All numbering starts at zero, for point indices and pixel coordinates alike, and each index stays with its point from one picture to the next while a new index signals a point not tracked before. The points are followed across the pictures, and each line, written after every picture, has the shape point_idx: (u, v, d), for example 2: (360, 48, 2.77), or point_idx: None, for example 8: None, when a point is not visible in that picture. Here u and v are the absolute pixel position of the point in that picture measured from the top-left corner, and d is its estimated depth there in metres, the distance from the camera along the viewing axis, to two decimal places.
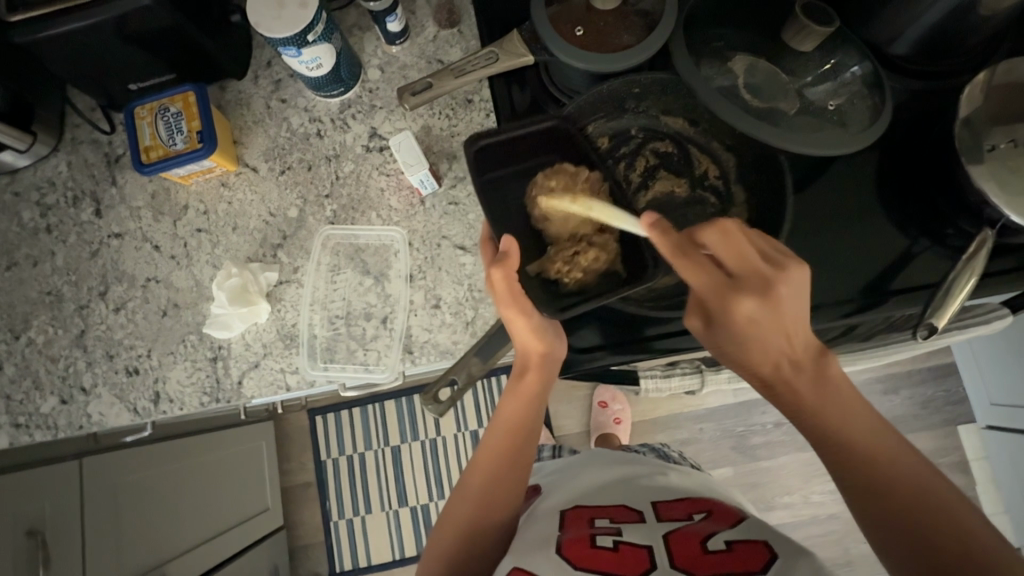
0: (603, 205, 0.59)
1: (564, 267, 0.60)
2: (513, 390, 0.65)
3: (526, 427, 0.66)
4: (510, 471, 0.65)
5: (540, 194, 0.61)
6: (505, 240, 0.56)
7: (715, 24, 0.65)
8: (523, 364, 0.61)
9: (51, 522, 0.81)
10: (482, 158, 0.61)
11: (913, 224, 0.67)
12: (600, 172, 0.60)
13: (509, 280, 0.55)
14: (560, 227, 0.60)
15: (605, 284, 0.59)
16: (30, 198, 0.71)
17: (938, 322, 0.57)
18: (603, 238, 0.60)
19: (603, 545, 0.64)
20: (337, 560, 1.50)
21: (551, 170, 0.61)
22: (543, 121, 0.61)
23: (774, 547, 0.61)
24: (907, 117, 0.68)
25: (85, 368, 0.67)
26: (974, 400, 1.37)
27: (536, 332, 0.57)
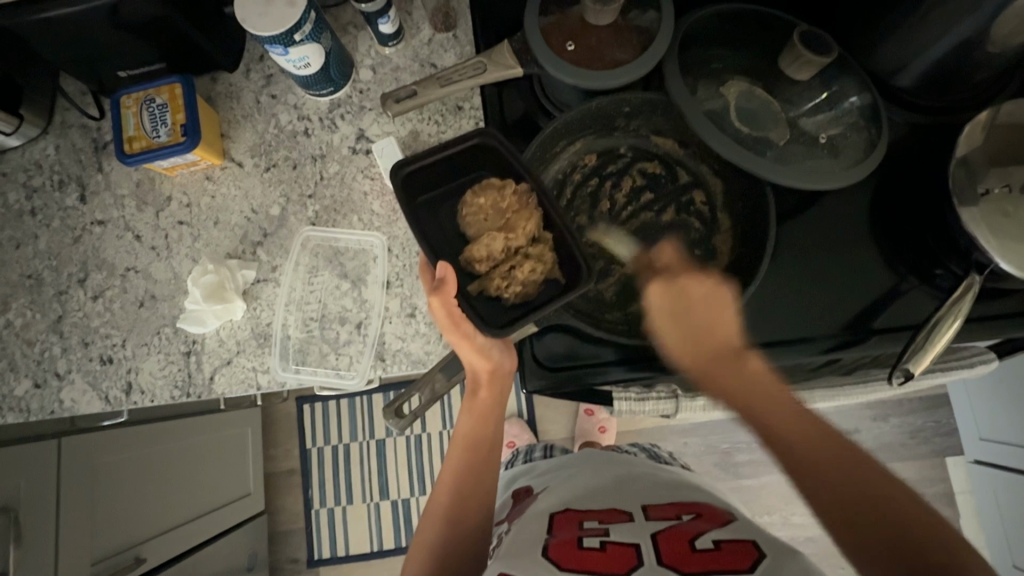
0: (532, 215, 0.58)
1: (501, 283, 0.59)
2: (468, 407, 0.67)
3: (485, 440, 0.69)
4: (475, 483, 0.68)
5: (470, 214, 0.60)
6: (439, 268, 0.56)
7: (712, 46, 0.64)
8: (474, 384, 0.63)
9: (26, 499, 0.82)
10: (410, 182, 0.60)
11: (902, 261, 0.66)
12: (527, 183, 0.59)
13: (447, 305, 0.56)
14: (489, 245, 0.59)
15: (545, 293, 0.59)
16: (17, 179, 0.71)
17: (913, 368, 0.56)
18: (538, 248, 0.59)
19: (590, 546, 0.63)
20: (316, 548, 1.52)
21: (478, 187, 0.60)
22: (463, 140, 0.58)
23: (763, 546, 0.60)
24: (906, 152, 0.67)
25: (60, 354, 0.67)
26: (963, 433, 1.36)
27: (481, 354, 0.58)
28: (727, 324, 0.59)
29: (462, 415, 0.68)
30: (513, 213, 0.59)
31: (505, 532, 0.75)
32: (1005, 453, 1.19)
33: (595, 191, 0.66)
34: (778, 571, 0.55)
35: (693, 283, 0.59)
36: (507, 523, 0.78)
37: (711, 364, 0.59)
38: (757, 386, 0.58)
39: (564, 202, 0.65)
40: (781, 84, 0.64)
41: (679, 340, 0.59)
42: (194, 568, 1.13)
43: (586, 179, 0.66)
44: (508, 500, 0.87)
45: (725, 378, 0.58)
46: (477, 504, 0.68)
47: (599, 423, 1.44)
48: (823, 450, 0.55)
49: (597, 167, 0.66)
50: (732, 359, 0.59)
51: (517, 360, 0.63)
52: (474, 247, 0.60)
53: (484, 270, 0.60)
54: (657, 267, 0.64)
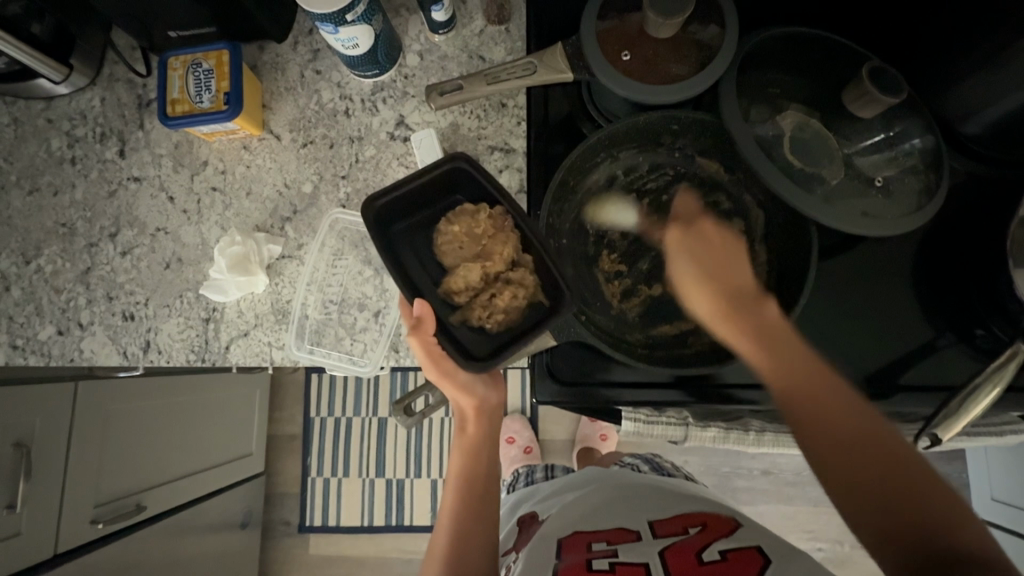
0: (509, 239, 0.56)
1: (483, 313, 0.58)
2: (458, 444, 0.67)
3: (481, 476, 0.68)
4: (473, 521, 0.67)
5: (445, 242, 0.58)
6: (417, 306, 0.55)
7: (771, 70, 0.61)
8: (461, 418, 0.64)
9: (40, 437, 0.85)
10: (383, 213, 0.56)
11: (942, 317, 0.63)
12: (501, 207, 0.57)
13: (426, 344, 0.56)
14: (466, 275, 0.58)
15: (529, 318, 0.57)
16: (61, 127, 0.72)
17: (941, 435, 0.55)
18: (518, 272, 0.57)
19: (599, 568, 0.63)
20: (308, 516, 1.55)
21: (452, 214, 0.58)
22: (434, 167, 0.55)
23: (767, 552, 0.61)
24: (963, 203, 0.64)
25: (85, 304, 0.69)
26: (973, 490, 1.32)
27: (464, 390, 0.60)
28: (734, 270, 0.58)
29: (453, 454, 0.68)
30: (489, 239, 0.57)
31: (512, 563, 0.74)
32: (1013, 517, 1.16)
33: (631, 206, 0.64)
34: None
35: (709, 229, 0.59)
36: (512, 553, 0.78)
37: (738, 313, 0.56)
38: (789, 371, 0.54)
39: (596, 217, 0.63)
40: (842, 118, 0.61)
41: (708, 298, 0.57)
42: (191, 520, 1.16)
43: (625, 193, 0.64)
44: (513, 528, 0.86)
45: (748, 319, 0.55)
46: (478, 540, 0.67)
47: (601, 430, 1.42)
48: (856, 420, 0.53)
49: (636, 183, 0.63)
50: (745, 299, 0.56)
51: (502, 392, 0.65)
52: (451, 279, 0.58)
53: (465, 300, 0.59)
54: (685, 293, 0.63)
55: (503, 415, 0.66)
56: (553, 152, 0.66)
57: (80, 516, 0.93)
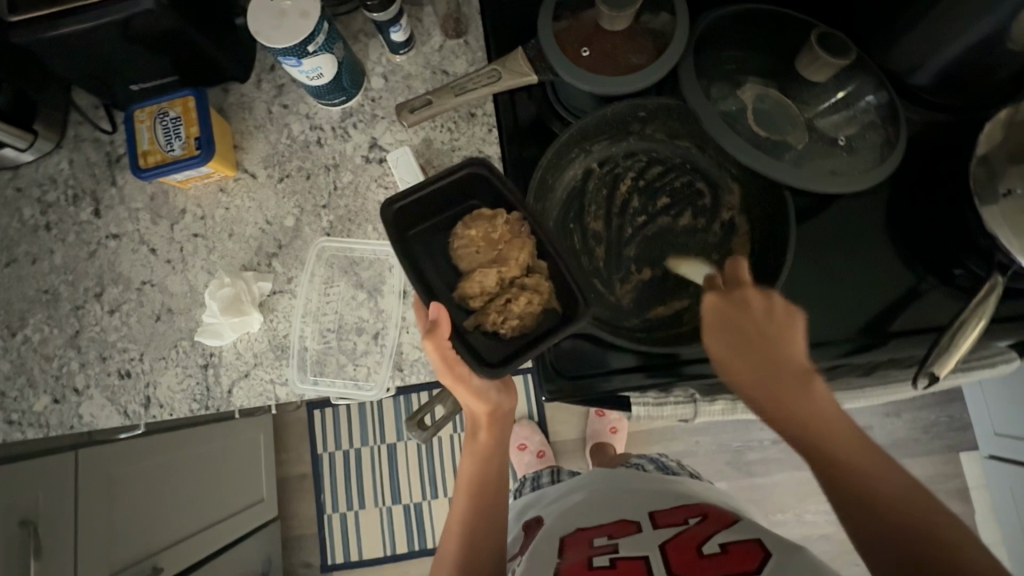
0: (526, 244, 0.58)
1: (497, 318, 0.58)
2: (469, 449, 0.68)
3: (491, 478, 0.68)
4: (484, 523, 0.67)
5: (462, 246, 0.60)
6: (433, 309, 0.55)
7: (725, 48, 0.64)
8: (474, 422, 0.66)
9: (45, 511, 0.82)
10: (400, 218, 0.58)
11: (920, 262, 0.66)
12: (518, 212, 0.58)
13: (442, 348, 0.56)
14: (482, 280, 0.59)
15: (543, 325, 0.58)
16: (31, 194, 0.71)
17: (939, 371, 0.56)
18: (534, 278, 0.58)
19: (600, 565, 0.64)
20: (330, 554, 1.52)
21: (470, 218, 0.60)
22: (455, 169, 0.57)
23: (767, 542, 0.62)
24: (923, 150, 0.67)
25: (78, 369, 0.67)
26: (976, 428, 1.35)
27: (477, 396, 0.61)
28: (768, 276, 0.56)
29: (464, 458, 0.69)
30: (505, 244, 0.58)
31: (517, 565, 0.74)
32: (1019, 448, 1.19)
33: (609, 196, 0.65)
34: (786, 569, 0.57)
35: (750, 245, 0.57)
36: (517, 558, 0.78)
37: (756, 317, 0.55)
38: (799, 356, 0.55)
39: (578, 211, 0.65)
40: (799, 85, 0.63)
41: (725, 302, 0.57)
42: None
43: (601, 184, 0.65)
44: (518, 533, 0.86)
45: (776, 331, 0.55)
46: (488, 544, 0.66)
47: (610, 423, 1.43)
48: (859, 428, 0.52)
49: (612, 174, 0.66)
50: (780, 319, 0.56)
51: (514, 397, 0.66)
52: (467, 284, 0.59)
53: (479, 305, 0.59)
54: (672, 273, 0.64)
55: (513, 420, 0.68)
56: (528, 154, 0.68)
57: None
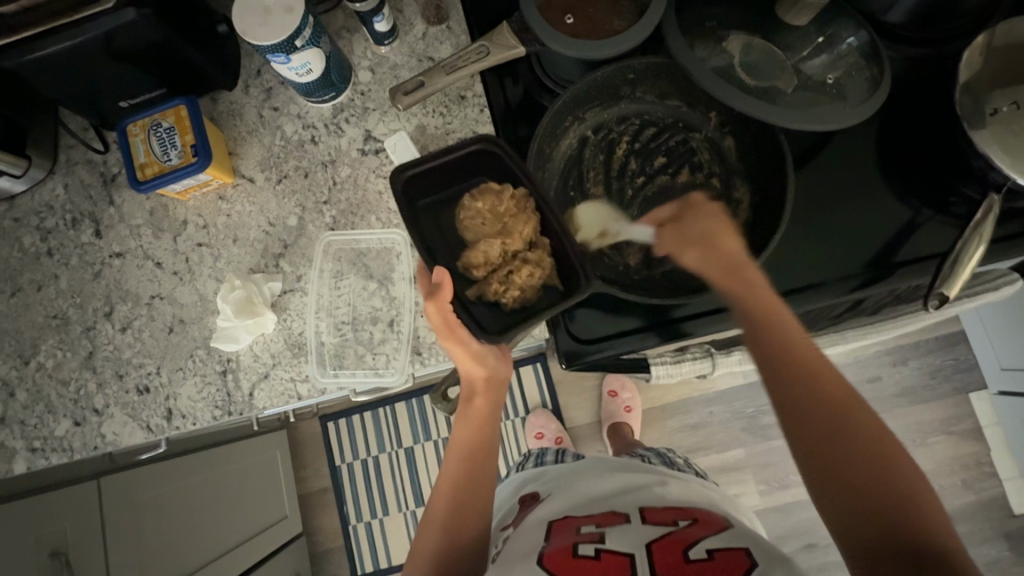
0: (530, 220, 0.59)
1: (500, 288, 0.60)
2: (463, 417, 0.67)
3: (484, 447, 0.68)
4: (471, 493, 0.68)
5: (467, 217, 0.61)
6: (437, 273, 0.56)
7: (705, 4, 0.65)
8: (471, 391, 0.64)
9: (76, 542, 0.81)
10: (411, 186, 0.60)
11: (917, 194, 0.67)
12: (524, 189, 0.59)
13: (444, 312, 0.56)
14: (486, 250, 0.60)
15: (544, 298, 0.60)
16: (30, 223, 0.71)
17: (948, 292, 0.57)
18: (536, 253, 0.60)
19: (585, 554, 0.63)
20: (358, 563, 1.51)
21: (477, 191, 0.61)
22: (465, 146, 0.58)
23: (756, 555, 0.60)
24: (907, 86, 0.68)
25: (96, 389, 0.67)
26: (983, 366, 1.37)
27: (476, 360, 0.59)
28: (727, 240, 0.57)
29: (457, 425, 0.68)
30: (510, 217, 0.59)
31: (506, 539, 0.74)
32: None
33: (606, 161, 0.66)
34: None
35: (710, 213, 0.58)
36: (509, 529, 0.78)
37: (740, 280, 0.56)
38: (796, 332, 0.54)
39: (578, 178, 0.66)
40: (780, 33, 0.64)
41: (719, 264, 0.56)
42: None
43: (598, 151, 0.66)
44: (514, 505, 0.87)
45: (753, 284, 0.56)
46: (475, 515, 0.68)
47: (623, 403, 1.44)
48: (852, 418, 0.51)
49: (607, 139, 0.66)
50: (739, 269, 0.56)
51: (510, 366, 0.63)
52: (472, 253, 0.61)
53: (482, 275, 0.61)
54: None
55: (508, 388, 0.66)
56: (522, 131, 0.69)
57: None
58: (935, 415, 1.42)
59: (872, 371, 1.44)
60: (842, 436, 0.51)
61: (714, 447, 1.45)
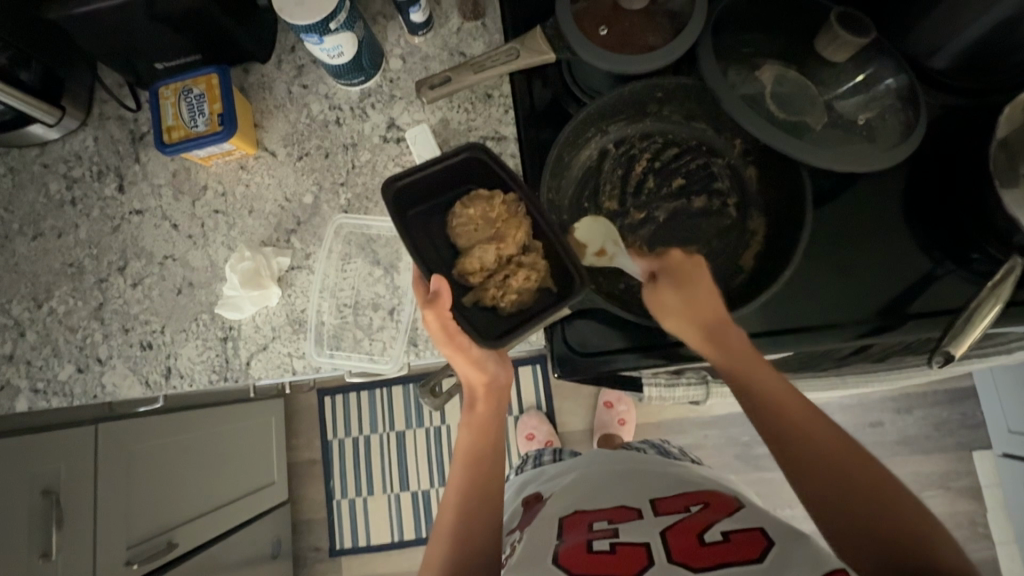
0: (522, 225, 0.58)
1: (496, 293, 0.60)
2: (466, 424, 0.69)
3: (487, 453, 0.69)
4: (479, 499, 0.67)
5: (459, 224, 0.60)
6: (433, 281, 0.57)
7: (744, 30, 0.64)
8: (471, 396, 0.66)
9: (66, 482, 0.84)
10: (400, 195, 0.59)
11: (939, 247, 0.65)
12: (514, 194, 0.59)
13: (441, 317, 0.58)
14: (481, 257, 0.60)
15: (541, 301, 0.59)
16: (58, 170, 0.73)
17: (954, 351, 0.56)
18: (531, 256, 0.59)
19: (600, 549, 0.64)
20: (337, 538, 1.54)
21: (467, 198, 0.60)
22: (455, 152, 0.58)
23: (771, 533, 0.61)
24: (941, 136, 0.66)
25: (101, 339, 0.69)
26: (990, 426, 1.34)
27: (477, 364, 0.63)
28: (710, 296, 0.57)
29: (461, 432, 0.69)
30: (502, 223, 0.59)
31: (517, 541, 0.75)
32: None
33: (624, 176, 0.66)
34: (790, 558, 0.57)
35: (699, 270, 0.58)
36: (518, 531, 0.79)
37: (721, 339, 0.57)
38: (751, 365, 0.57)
39: (594, 190, 0.66)
40: (817, 66, 0.63)
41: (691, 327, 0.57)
42: (225, 553, 1.15)
43: (617, 165, 0.66)
44: (517, 508, 0.87)
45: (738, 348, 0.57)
46: (482, 522, 0.66)
47: (618, 415, 1.43)
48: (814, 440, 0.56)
49: (628, 155, 0.66)
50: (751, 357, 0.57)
51: (511, 370, 0.67)
52: (466, 260, 0.61)
53: (479, 281, 0.61)
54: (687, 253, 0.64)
55: (509, 395, 0.68)
56: (544, 136, 0.68)
57: (115, 558, 0.91)
58: (934, 468, 1.39)
59: (874, 416, 1.41)
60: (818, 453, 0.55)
61: None
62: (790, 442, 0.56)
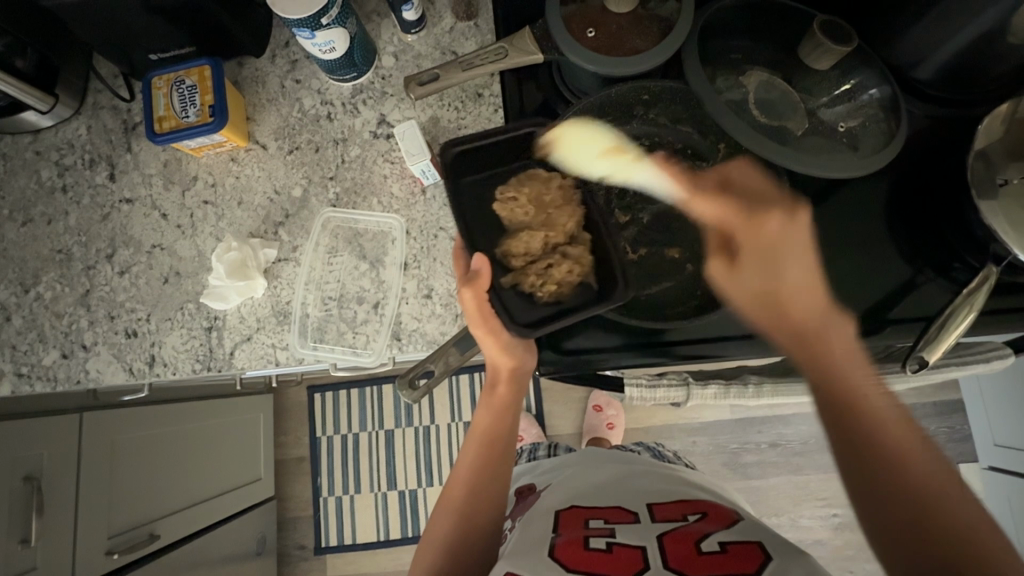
0: (574, 212, 0.62)
1: (536, 280, 0.62)
2: (487, 401, 0.69)
3: (504, 433, 0.70)
4: (490, 476, 0.69)
5: (511, 202, 0.63)
6: (477, 260, 0.59)
7: (731, 36, 0.65)
8: (495, 376, 0.67)
9: (48, 469, 0.84)
10: (460, 161, 0.64)
11: (920, 256, 0.66)
12: (573, 179, 0.64)
13: (479, 299, 0.58)
14: (528, 241, 0.62)
15: (579, 294, 0.61)
16: (50, 157, 0.74)
17: (929, 357, 0.57)
18: (576, 249, 0.62)
19: (596, 547, 0.64)
20: (323, 536, 1.53)
21: (524, 177, 0.64)
22: (519, 129, 0.62)
23: (769, 547, 0.59)
24: (924, 147, 0.67)
25: (86, 326, 0.69)
26: (977, 439, 1.34)
27: (505, 349, 0.61)
28: (793, 243, 0.53)
29: (480, 410, 0.70)
30: (555, 208, 0.63)
31: (510, 529, 0.76)
32: (1018, 460, 1.18)
33: (610, 177, 0.67)
34: (786, 573, 0.55)
35: (774, 220, 0.53)
36: (511, 520, 0.79)
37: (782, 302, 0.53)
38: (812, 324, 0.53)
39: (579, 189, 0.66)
40: (802, 73, 0.64)
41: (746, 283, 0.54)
42: (208, 547, 1.15)
43: None
44: (511, 499, 0.88)
45: (799, 305, 0.53)
46: (490, 497, 0.68)
47: (606, 419, 1.43)
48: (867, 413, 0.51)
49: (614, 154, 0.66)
50: (815, 326, 0.53)
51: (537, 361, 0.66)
52: (512, 242, 0.63)
53: (520, 266, 0.63)
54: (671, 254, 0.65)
55: (531, 381, 0.68)
56: None
57: (95, 548, 0.91)
58: None
59: None
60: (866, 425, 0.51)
61: None
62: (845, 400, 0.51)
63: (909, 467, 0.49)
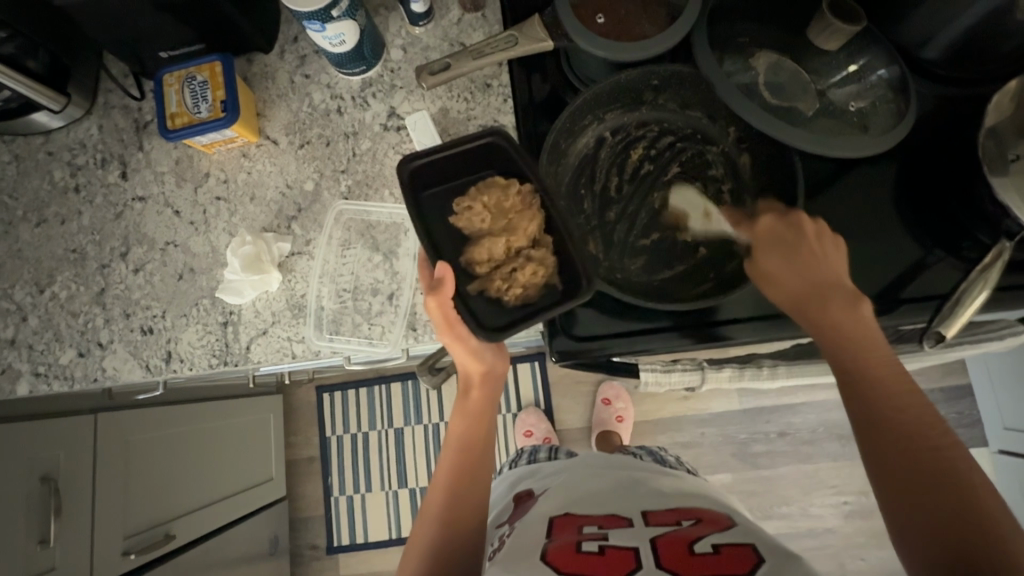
0: (535, 217, 0.60)
1: (501, 285, 0.61)
2: (461, 409, 0.70)
3: (479, 440, 0.70)
4: (470, 484, 0.68)
5: (467, 210, 0.62)
6: (439, 268, 0.58)
7: (738, 20, 0.65)
8: (466, 382, 0.68)
9: (65, 469, 0.84)
10: (418, 175, 0.61)
11: (930, 233, 0.66)
12: (531, 184, 0.60)
13: (444, 305, 0.59)
14: (490, 247, 0.61)
15: (546, 297, 0.60)
16: (62, 158, 0.74)
17: (945, 332, 0.57)
18: (539, 252, 0.60)
19: (589, 550, 0.64)
20: (335, 535, 1.54)
21: (482, 184, 0.62)
22: (475, 137, 0.59)
23: (762, 551, 0.60)
24: (934, 125, 0.67)
25: (102, 324, 0.70)
26: (987, 423, 1.34)
27: (474, 354, 0.63)
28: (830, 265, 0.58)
29: (453, 420, 0.70)
30: (516, 214, 0.60)
31: (505, 535, 0.76)
32: None
33: (620, 164, 0.67)
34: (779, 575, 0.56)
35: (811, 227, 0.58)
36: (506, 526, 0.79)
37: (822, 303, 0.57)
38: (856, 330, 0.56)
39: (589, 177, 0.67)
40: (811, 55, 0.64)
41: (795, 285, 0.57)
42: (221, 547, 1.15)
43: (613, 154, 0.67)
44: (510, 504, 0.88)
45: (838, 315, 0.56)
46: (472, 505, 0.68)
47: (616, 412, 1.43)
48: (900, 412, 0.53)
49: (626, 142, 0.67)
50: (822, 294, 0.57)
51: (507, 362, 0.68)
52: (475, 249, 0.61)
53: (485, 271, 0.62)
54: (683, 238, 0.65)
55: (504, 384, 0.70)
56: (540, 126, 0.70)
57: (112, 548, 0.91)
58: None
59: None
60: (905, 429, 0.52)
61: (701, 468, 1.44)
62: (880, 398, 0.54)
63: (929, 469, 0.50)
